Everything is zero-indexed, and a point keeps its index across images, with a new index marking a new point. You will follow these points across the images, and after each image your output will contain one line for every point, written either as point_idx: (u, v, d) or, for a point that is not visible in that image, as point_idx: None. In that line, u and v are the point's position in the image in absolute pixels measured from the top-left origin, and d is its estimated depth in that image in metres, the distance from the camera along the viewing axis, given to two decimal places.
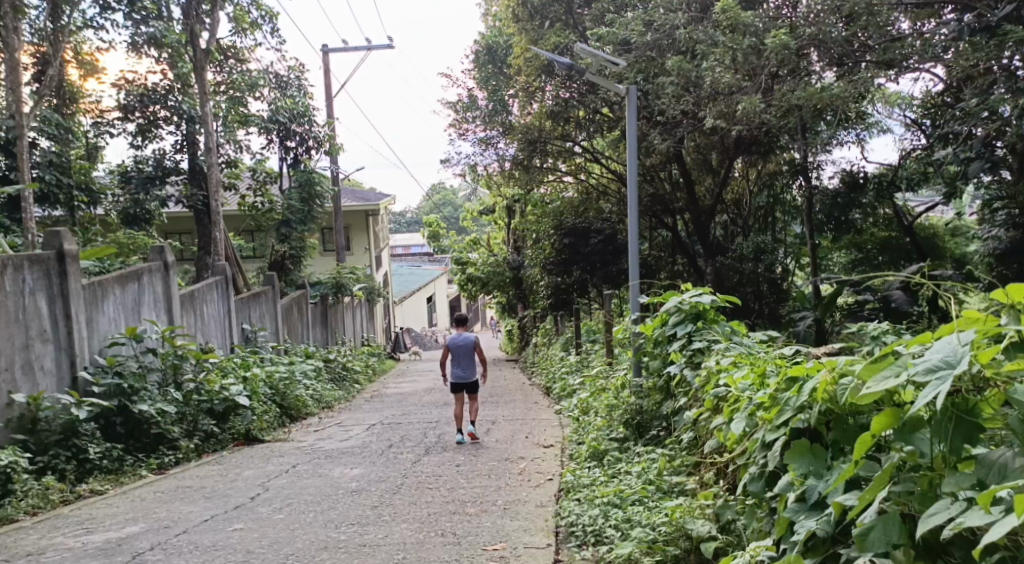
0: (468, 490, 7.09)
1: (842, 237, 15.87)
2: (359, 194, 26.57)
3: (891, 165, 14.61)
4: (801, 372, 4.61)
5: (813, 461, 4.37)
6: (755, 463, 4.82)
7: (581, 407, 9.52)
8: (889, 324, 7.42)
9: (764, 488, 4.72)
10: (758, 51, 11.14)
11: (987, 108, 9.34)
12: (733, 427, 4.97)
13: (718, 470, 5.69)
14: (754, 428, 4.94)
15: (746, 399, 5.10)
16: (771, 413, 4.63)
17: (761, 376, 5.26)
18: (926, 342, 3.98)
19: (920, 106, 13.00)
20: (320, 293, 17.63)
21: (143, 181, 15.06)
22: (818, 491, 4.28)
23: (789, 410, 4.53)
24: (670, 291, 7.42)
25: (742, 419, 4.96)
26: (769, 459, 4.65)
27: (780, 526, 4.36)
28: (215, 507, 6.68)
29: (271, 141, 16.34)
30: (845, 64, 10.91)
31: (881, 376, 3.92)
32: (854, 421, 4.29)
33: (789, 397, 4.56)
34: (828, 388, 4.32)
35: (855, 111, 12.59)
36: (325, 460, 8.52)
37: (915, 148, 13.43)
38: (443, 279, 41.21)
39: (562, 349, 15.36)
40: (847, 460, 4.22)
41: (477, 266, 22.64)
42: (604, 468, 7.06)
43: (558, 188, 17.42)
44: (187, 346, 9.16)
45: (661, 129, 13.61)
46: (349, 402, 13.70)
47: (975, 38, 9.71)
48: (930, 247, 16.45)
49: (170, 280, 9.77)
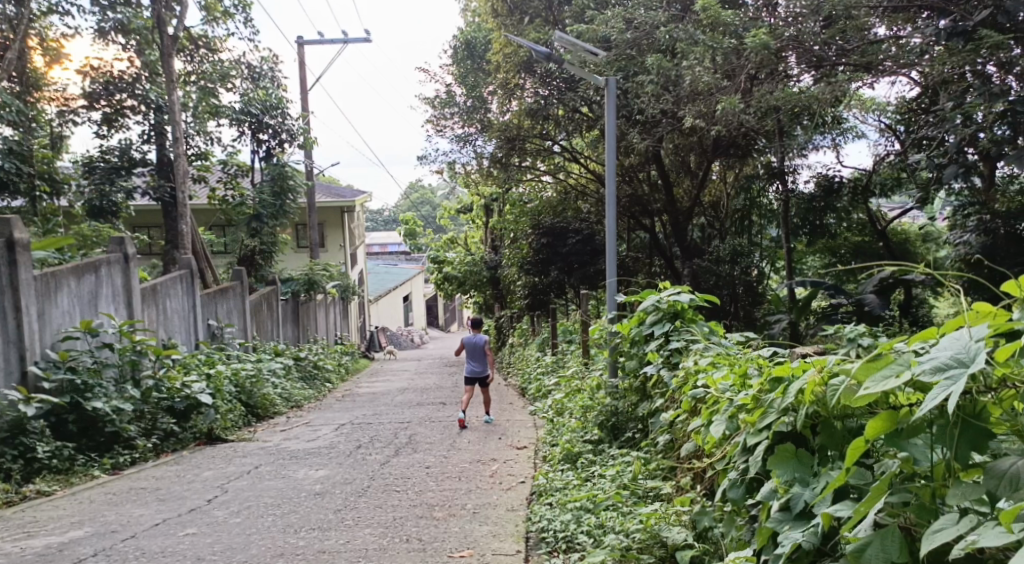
0: (437, 493, 6.80)
1: (816, 241, 15.72)
2: (335, 190, 26.22)
3: (865, 171, 14.37)
4: (785, 372, 4.35)
5: (796, 467, 4.13)
6: (736, 469, 4.56)
7: (556, 409, 9.26)
8: (868, 327, 7.22)
9: (744, 495, 4.45)
10: (740, 49, 10.95)
11: (962, 114, 9.13)
12: (712, 431, 4.70)
13: (695, 474, 5.42)
14: (735, 431, 4.65)
15: (726, 400, 4.82)
16: (753, 417, 4.37)
17: (742, 377, 5.00)
18: (929, 339, 3.72)
19: (895, 112, 12.90)
20: (291, 290, 17.23)
21: (108, 171, 14.70)
22: (804, 500, 4.03)
23: (772, 412, 4.28)
24: (648, 290, 7.16)
25: (722, 421, 4.67)
26: (750, 464, 4.39)
27: (761, 536, 4.11)
28: (169, 510, 6.36)
29: (243, 134, 15.87)
30: (824, 67, 10.72)
31: (880, 376, 3.66)
32: (842, 426, 4.03)
33: (773, 398, 4.31)
34: (816, 389, 4.06)
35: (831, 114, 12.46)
36: (289, 461, 8.20)
37: (888, 153, 13.31)
38: (420, 279, 40.92)
39: (537, 349, 15.10)
40: (837, 468, 3.97)
41: (454, 265, 22.39)
42: (577, 471, 6.79)
43: (536, 187, 17.16)
44: (146, 342, 8.84)
45: (640, 128, 13.36)
46: (319, 401, 13.40)
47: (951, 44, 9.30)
48: (904, 252, 16.35)
49: (130, 272, 9.43)
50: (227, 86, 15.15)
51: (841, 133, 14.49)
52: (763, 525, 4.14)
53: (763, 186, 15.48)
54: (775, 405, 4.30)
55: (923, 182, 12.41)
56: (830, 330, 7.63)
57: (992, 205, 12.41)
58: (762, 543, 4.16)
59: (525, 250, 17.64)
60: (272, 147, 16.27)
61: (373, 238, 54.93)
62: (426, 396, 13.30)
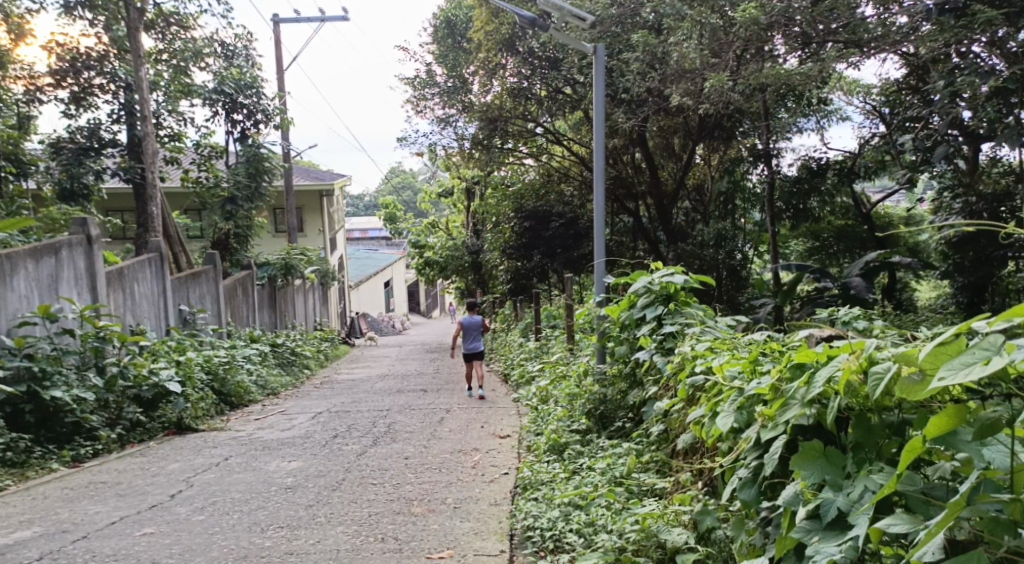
0: (415, 486, 6.44)
1: (800, 226, 15.36)
2: (314, 173, 25.72)
3: (851, 154, 13.96)
4: (809, 358, 4.01)
5: (821, 466, 3.79)
6: (745, 466, 4.22)
7: (540, 396, 8.90)
8: (863, 310, 6.91)
9: (757, 496, 4.09)
10: (727, 26, 10.57)
11: (950, 91, 8.70)
12: (719, 424, 4.35)
13: (695, 469, 5.08)
14: (745, 423, 4.33)
15: (733, 390, 4.49)
16: (772, 409, 4.02)
17: (751, 365, 4.62)
18: (1015, 319, 3.33)
19: (879, 95, 12.63)
20: (268, 274, 16.79)
21: (76, 152, 14.21)
22: (836, 508, 3.66)
23: (794, 403, 3.94)
24: (639, 271, 6.79)
25: (730, 413, 4.35)
26: (765, 462, 4.04)
27: (785, 546, 3.73)
28: (128, 506, 5.96)
29: (216, 113, 15.40)
30: (810, 47, 10.18)
31: (958, 364, 3.28)
32: (879, 420, 3.72)
33: (795, 388, 3.96)
34: (851, 377, 3.74)
35: (814, 94, 12.18)
36: (262, 452, 7.82)
37: (872, 136, 12.99)
38: (401, 263, 40.56)
39: (520, 335, 14.73)
40: (876, 472, 3.63)
41: (436, 249, 22.04)
42: (564, 463, 6.44)
43: (518, 169, 16.77)
44: (110, 328, 8.47)
45: (625, 107, 12.97)
46: (296, 388, 12.99)
47: (940, 21, 8.85)
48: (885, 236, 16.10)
49: (94, 255, 9.01)
50: (200, 64, 14.71)
51: (827, 116, 14.15)
52: (787, 533, 3.77)
53: (748, 171, 15.17)
54: (797, 395, 3.95)
55: (907, 165, 12.16)
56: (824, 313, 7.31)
57: (976, 187, 12.13)
58: (784, 553, 3.80)
59: (508, 234, 17.25)
60: (247, 127, 15.81)
61: (354, 223, 54.42)
62: (408, 382, 12.93)
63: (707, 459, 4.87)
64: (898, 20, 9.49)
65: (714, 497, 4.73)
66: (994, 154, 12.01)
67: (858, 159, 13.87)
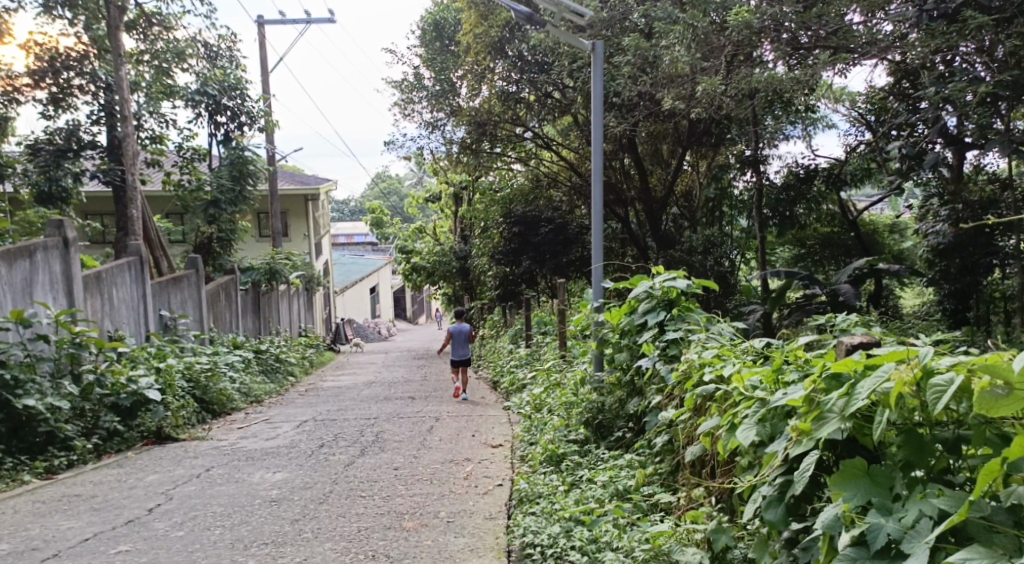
0: (406, 498, 6.16)
1: (787, 233, 15.15)
2: (299, 178, 25.40)
3: (837, 160, 13.70)
4: (848, 367, 3.96)
5: (864, 486, 3.79)
6: (769, 483, 4.20)
7: (532, 404, 8.63)
8: (862, 316, 6.56)
9: (785, 516, 4.06)
10: (718, 29, 10.34)
11: (942, 97, 8.48)
12: (740, 437, 4.27)
13: (706, 484, 4.91)
14: (766, 438, 4.26)
15: (753, 402, 4.41)
16: (807, 425, 3.99)
17: (774, 375, 4.48)
18: None
19: (867, 103, 12.45)
20: (252, 279, 16.46)
21: (54, 154, 13.87)
22: (886, 535, 3.65)
23: (832, 416, 3.91)
24: (638, 275, 6.54)
25: (751, 427, 4.28)
26: (794, 480, 4.01)
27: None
28: (103, 522, 5.65)
29: (199, 115, 15.08)
30: (798, 56, 9.96)
31: None
32: (930, 436, 3.76)
33: (833, 399, 3.93)
34: (904, 389, 3.74)
35: (803, 101, 11.98)
36: (245, 462, 7.51)
37: (857, 145, 12.76)
38: (387, 270, 40.19)
39: (509, 341, 14.43)
40: (931, 494, 3.66)
41: (423, 255, 21.73)
42: (562, 474, 6.18)
43: (506, 174, 16.54)
44: (87, 334, 8.17)
45: (615, 111, 12.71)
46: (280, 396, 12.67)
47: (932, 26, 8.65)
48: (873, 242, 15.90)
49: (71, 258, 8.71)
50: (183, 66, 14.43)
51: (813, 124, 13.93)
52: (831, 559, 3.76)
53: (734, 177, 14.98)
54: (835, 407, 3.92)
55: (892, 171, 11.97)
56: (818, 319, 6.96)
57: (963, 195, 11.77)
58: None
59: (496, 240, 16.96)
60: (231, 130, 15.50)
61: (340, 229, 53.94)
62: (394, 390, 12.63)
63: (718, 475, 4.77)
64: (884, 26, 9.33)
65: (727, 515, 4.64)
66: (981, 163, 11.49)
67: (846, 165, 13.69)
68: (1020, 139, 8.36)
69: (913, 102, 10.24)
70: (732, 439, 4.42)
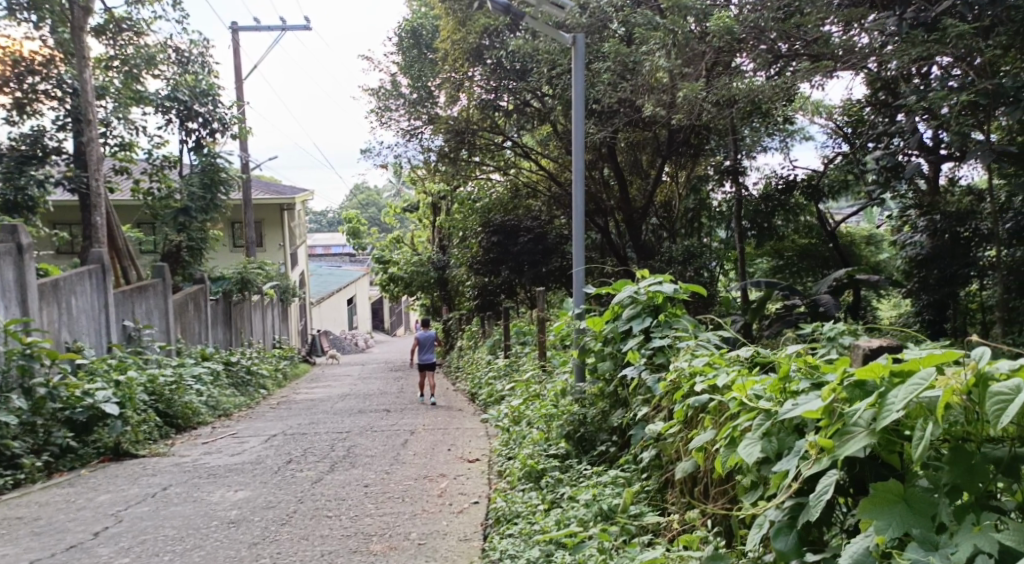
0: (374, 518, 5.79)
1: (766, 245, 14.75)
2: (275, 187, 24.93)
3: (816, 172, 13.37)
4: (876, 372, 3.74)
5: (900, 516, 3.56)
6: (777, 507, 3.96)
7: (510, 417, 8.22)
8: (849, 324, 6.10)
9: (799, 544, 3.83)
10: (700, 35, 10.02)
11: (926, 105, 8.18)
12: (745, 454, 4.03)
13: (701, 504, 4.64)
14: (772, 454, 4.02)
15: (755, 414, 4.17)
16: (829, 441, 3.76)
17: (779, 384, 4.21)
18: None
19: (843, 114, 12.20)
20: (222, 289, 15.97)
21: (17, 160, 13.37)
22: None
23: (858, 430, 3.70)
24: (622, 279, 6.20)
25: (755, 443, 4.04)
26: (811, 507, 3.78)
27: None
28: (42, 548, 5.51)
29: (169, 121, 14.58)
30: (777, 65, 9.64)
31: None
32: (981, 455, 3.53)
33: (859, 411, 3.71)
34: (954, 399, 3.51)
35: (780, 112, 11.71)
36: (206, 480, 7.09)
37: (836, 156, 12.50)
38: (364, 282, 39.64)
39: (488, 352, 14.00)
40: (988, 527, 3.44)
41: (400, 266, 21.31)
42: (541, 492, 5.82)
43: (484, 183, 16.01)
44: (38, 345, 7.78)
45: (594, 118, 12.28)
46: (251, 409, 12.21)
47: (914, 33, 8.39)
48: (850, 251, 15.62)
49: (25, 266, 8.29)
50: (153, 72, 13.96)
51: (790, 134, 13.51)
52: None
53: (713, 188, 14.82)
54: (862, 420, 3.70)
55: (868, 184, 11.71)
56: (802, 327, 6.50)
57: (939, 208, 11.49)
58: None
59: (474, 249, 16.58)
60: (203, 136, 15.05)
61: (318, 241, 53.31)
62: (370, 402, 12.20)
63: (713, 496, 4.51)
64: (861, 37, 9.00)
65: (724, 539, 4.40)
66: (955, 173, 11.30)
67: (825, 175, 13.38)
68: (1002, 148, 7.98)
69: (891, 112, 9.85)
70: (733, 455, 4.19)
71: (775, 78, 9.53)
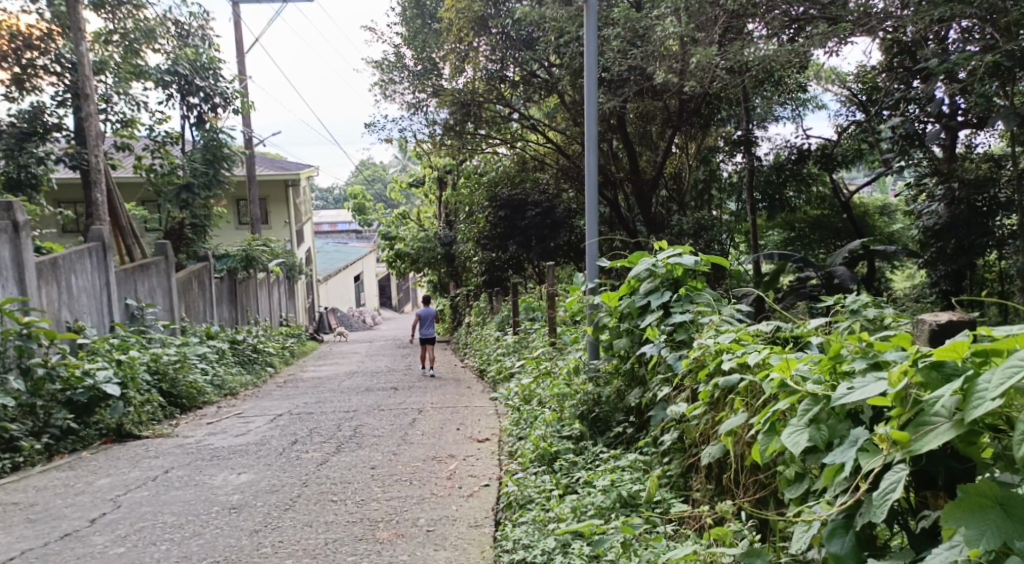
0: (382, 503, 5.55)
1: (778, 216, 14.42)
2: (280, 163, 24.61)
3: (831, 140, 12.96)
4: (957, 351, 3.52)
5: (995, 524, 3.28)
6: (828, 503, 3.75)
7: (521, 396, 7.97)
8: (873, 297, 5.80)
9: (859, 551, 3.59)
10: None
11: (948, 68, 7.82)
12: (791, 443, 3.81)
13: (733, 494, 4.46)
14: (821, 443, 3.80)
15: (802, 395, 3.95)
16: (903, 433, 3.50)
17: (829, 364, 3.99)
18: None
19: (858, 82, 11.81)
20: (227, 267, 15.71)
21: (16, 138, 13.11)
22: None
23: (941, 421, 3.44)
24: (639, 252, 5.93)
25: (803, 432, 3.83)
26: (877, 509, 3.53)
27: None
28: (36, 536, 5.30)
29: (170, 95, 14.27)
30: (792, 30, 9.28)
31: None
32: None
33: (942, 399, 3.45)
34: None
35: (795, 80, 11.33)
36: (209, 462, 6.86)
37: (849, 125, 12.14)
38: (371, 259, 39.37)
39: (496, 329, 13.74)
40: None
41: (406, 242, 21.02)
42: (555, 476, 5.57)
43: (491, 157, 15.60)
44: (35, 325, 7.53)
45: (604, 87, 11.87)
46: (257, 388, 11.97)
47: None
48: (864, 222, 15.27)
49: (21, 244, 8.05)
50: (153, 45, 13.64)
51: (804, 102, 12.95)
52: None
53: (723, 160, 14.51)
54: (945, 410, 3.45)
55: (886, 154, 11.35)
56: (822, 301, 6.21)
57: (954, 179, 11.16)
58: None
59: (481, 224, 16.29)
60: (204, 111, 14.66)
61: (324, 217, 53.06)
62: (377, 381, 11.94)
63: (746, 486, 4.33)
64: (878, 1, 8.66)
65: (759, 533, 4.21)
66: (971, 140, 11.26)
67: (841, 143, 12.98)
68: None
69: (911, 76, 9.49)
70: (774, 443, 3.96)
71: (789, 44, 9.17)
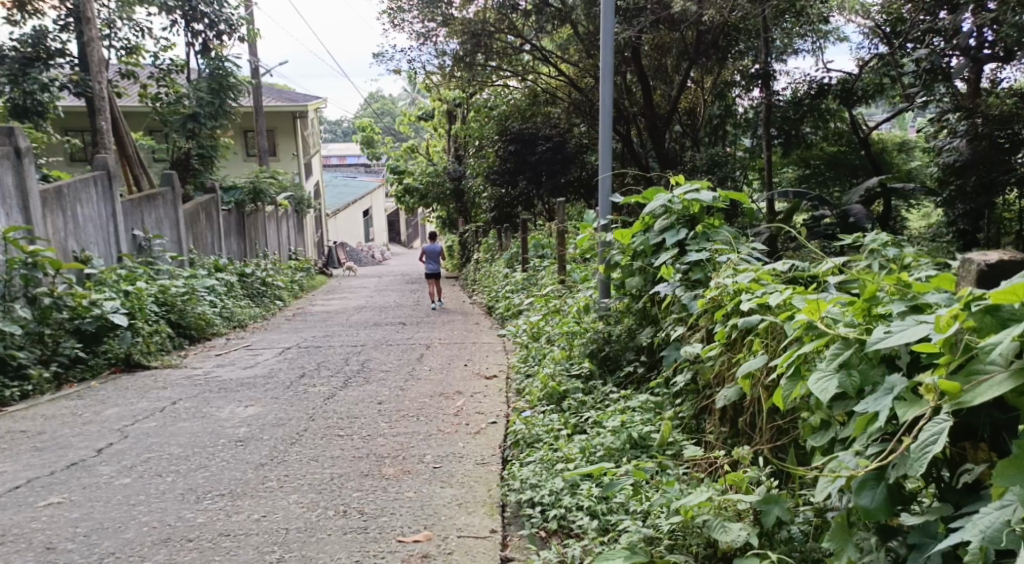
0: (388, 439, 5.49)
1: (793, 153, 14.17)
2: (287, 94, 24.33)
3: (851, 75, 12.66)
4: (1014, 295, 3.40)
5: None
6: (857, 452, 3.68)
7: (530, 332, 7.89)
8: (893, 235, 5.65)
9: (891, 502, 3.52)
10: None
11: None
12: (820, 389, 3.73)
13: (749, 439, 4.40)
14: (850, 389, 3.72)
15: (832, 338, 3.86)
16: (953, 383, 3.40)
17: (862, 308, 3.90)
18: None
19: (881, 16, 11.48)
20: (235, 199, 15.58)
21: (21, 63, 12.90)
22: None
23: (996, 370, 3.34)
24: (653, 188, 5.78)
25: (833, 378, 3.74)
26: (914, 461, 3.44)
27: None
28: (42, 465, 5.26)
29: (174, 21, 14.01)
30: None
31: None
32: None
33: (997, 347, 3.34)
34: None
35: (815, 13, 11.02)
36: (216, 394, 6.82)
37: (867, 61, 11.86)
38: (380, 193, 39.18)
39: (505, 265, 13.62)
40: None
41: (415, 176, 20.81)
42: (564, 415, 5.49)
43: (502, 91, 15.32)
44: (41, 254, 7.45)
45: (619, 17, 11.57)
46: (265, 321, 11.92)
47: None
48: (881, 161, 15.00)
49: (24, 170, 7.92)
50: None
51: (824, 37, 12.63)
52: None
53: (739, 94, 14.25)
54: (1000, 359, 3.34)
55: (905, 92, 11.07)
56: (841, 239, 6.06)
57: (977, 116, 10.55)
58: None
59: (491, 158, 16.09)
60: (209, 39, 14.52)
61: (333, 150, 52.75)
62: (385, 315, 11.87)
63: (762, 430, 4.27)
64: None
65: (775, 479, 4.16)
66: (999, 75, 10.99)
67: (860, 79, 12.66)
68: None
69: (937, 6, 9.19)
70: (800, 388, 3.89)
71: None
